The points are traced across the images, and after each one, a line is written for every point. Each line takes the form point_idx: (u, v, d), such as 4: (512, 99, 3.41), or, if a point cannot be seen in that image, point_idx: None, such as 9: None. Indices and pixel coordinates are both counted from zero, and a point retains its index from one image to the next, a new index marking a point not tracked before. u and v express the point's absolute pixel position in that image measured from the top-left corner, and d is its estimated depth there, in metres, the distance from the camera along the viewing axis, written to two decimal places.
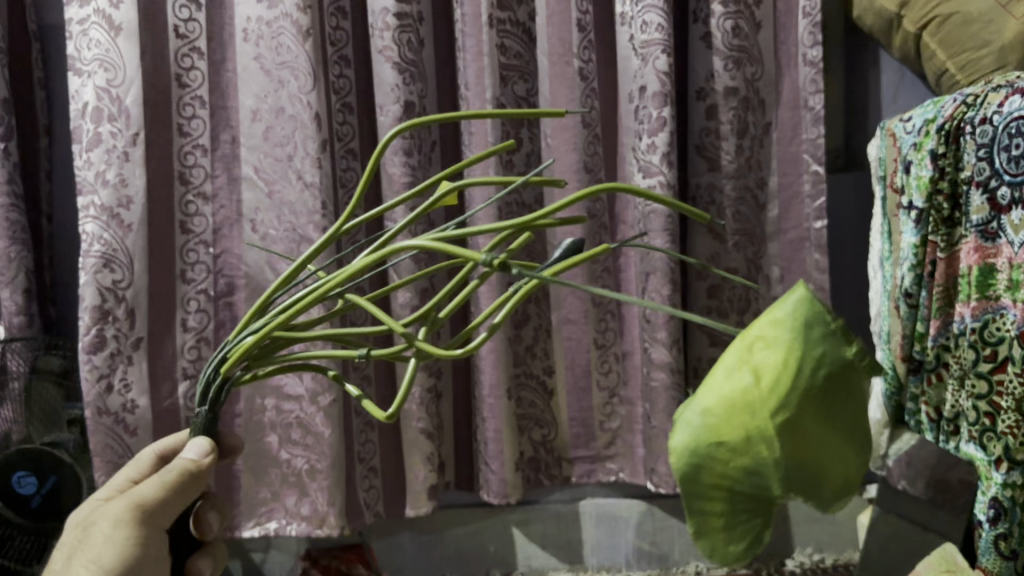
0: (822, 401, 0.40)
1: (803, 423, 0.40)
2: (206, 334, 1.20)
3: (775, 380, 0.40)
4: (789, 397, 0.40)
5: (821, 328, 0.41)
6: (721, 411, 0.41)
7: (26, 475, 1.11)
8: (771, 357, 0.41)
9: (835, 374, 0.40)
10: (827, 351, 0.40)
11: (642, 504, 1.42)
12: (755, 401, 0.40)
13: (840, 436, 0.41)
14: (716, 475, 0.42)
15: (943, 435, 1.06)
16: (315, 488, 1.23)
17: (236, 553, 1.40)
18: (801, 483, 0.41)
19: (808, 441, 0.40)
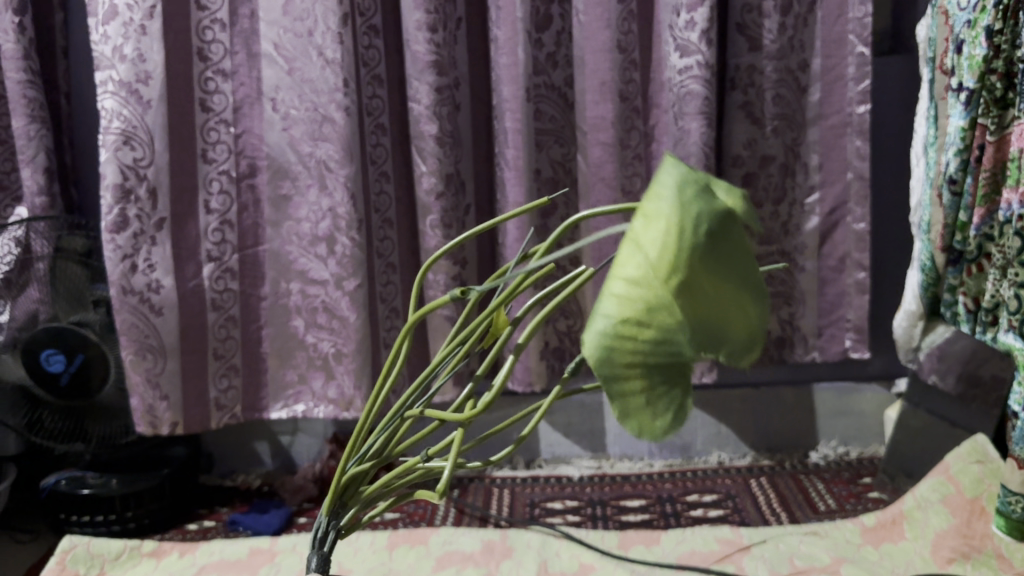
0: (713, 258, 0.34)
1: (701, 288, 0.34)
2: (229, 216, 1.19)
3: (667, 255, 0.33)
4: (686, 263, 0.34)
5: (699, 195, 0.35)
6: (623, 304, 0.33)
7: (54, 354, 1.12)
8: (656, 231, 0.34)
9: (721, 225, 0.35)
10: (703, 210, 0.34)
11: None
12: (646, 274, 0.34)
13: (735, 288, 0.35)
14: (626, 364, 0.34)
15: (981, 326, 1.05)
16: (341, 371, 1.23)
17: (264, 435, 1.43)
18: (707, 348, 0.35)
19: (707, 307, 0.35)
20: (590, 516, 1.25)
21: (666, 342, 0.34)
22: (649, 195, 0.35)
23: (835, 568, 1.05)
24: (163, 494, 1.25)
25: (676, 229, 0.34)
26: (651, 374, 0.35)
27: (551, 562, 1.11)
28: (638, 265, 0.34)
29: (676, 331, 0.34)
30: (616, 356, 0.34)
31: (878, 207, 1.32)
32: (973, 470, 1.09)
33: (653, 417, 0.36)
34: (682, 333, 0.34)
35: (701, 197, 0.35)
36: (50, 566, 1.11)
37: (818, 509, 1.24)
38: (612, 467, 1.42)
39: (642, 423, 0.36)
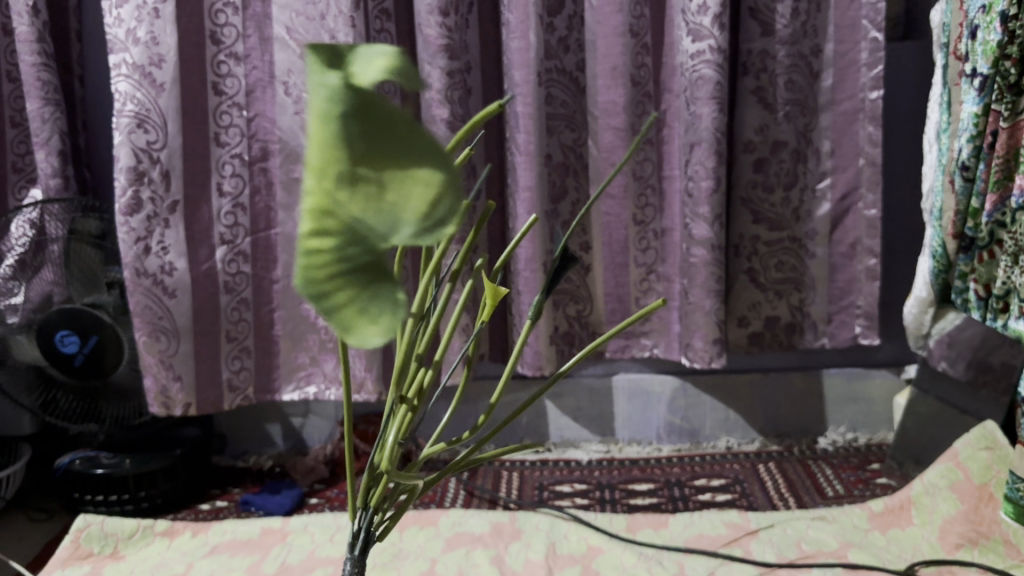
0: (371, 143, 0.33)
1: (370, 180, 0.34)
2: (241, 200, 1.20)
3: (320, 157, 0.34)
4: (341, 154, 0.33)
5: (332, 94, 0.34)
6: (312, 218, 0.34)
7: (68, 335, 1.13)
8: (310, 150, 0.34)
9: (368, 114, 0.34)
10: (330, 104, 0.34)
11: (676, 380, 1.43)
12: (323, 178, 0.34)
13: (404, 159, 0.34)
14: (328, 274, 0.35)
15: (992, 312, 1.04)
16: (353, 354, 1.24)
17: (276, 416, 1.45)
18: (370, 233, 0.34)
19: (386, 196, 0.34)
20: (598, 499, 1.26)
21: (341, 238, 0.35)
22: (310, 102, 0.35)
23: (842, 553, 1.06)
24: (175, 475, 1.26)
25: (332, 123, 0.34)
26: (343, 276, 0.35)
27: (559, 544, 1.12)
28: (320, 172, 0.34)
29: (355, 228, 0.34)
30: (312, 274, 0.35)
31: (890, 193, 1.32)
32: (982, 456, 1.09)
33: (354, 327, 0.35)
34: (357, 228, 0.34)
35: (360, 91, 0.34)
36: (65, 545, 1.12)
37: (826, 495, 1.24)
38: (621, 451, 1.43)
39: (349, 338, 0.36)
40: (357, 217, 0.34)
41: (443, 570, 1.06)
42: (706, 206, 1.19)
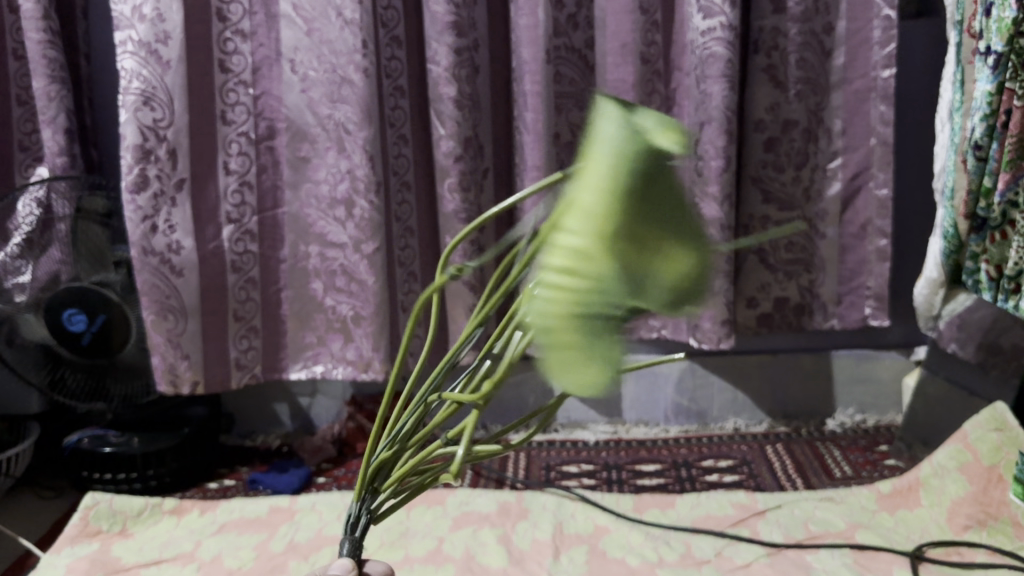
0: (656, 210, 0.35)
1: (645, 236, 0.35)
2: (248, 178, 1.19)
3: (598, 210, 0.34)
4: (621, 196, 0.34)
5: (645, 152, 0.36)
6: (562, 272, 0.35)
7: (76, 314, 1.12)
8: (588, 198, 0.35)
9: (656, 187, 0.35)
10: (639, 161, 0.36)
11: (683, 361, 1.42)
12: (587, 243, 0.34)
13: (671, 233, 0.35)
14: (569, 338, 0.36)
15: (1003, 293, 1.03)
16: (360, 334, 1.24)
17: (284, 396, 1.45)
18: (605, 292, 0.35)
19: (638, 260, 0.35)
20: (605, 479, 1.26)
21: (601, 273, 0.34)
22: (591, 153, 0.36)
23: (850, 533, 1.06)
24: (184, 454, 1.27)
25: (611, 170, 0.35)
26: (583, 335, 0.36)
27: (566, 523, 1.12)
28: (578, 205, 0.35)
29: (605, 273, 0.34)
30: (550, 307, 0.36)
31: (900, 173, 1.31)
32: (991, 438, 1.08)
33: (587, 359, 0.36)
34: (599, 274, 0.34)
35: (653, 135, 0.38)
36: (74, 522, 1.12)
37: (834, 476, 1.24)
38: (628, 432, 1.42)
39: (582, 381, 0.37)
40: (616, 277, 0.35)
41: (450, 549, 1.06)
42: (716, 185, 1.18)
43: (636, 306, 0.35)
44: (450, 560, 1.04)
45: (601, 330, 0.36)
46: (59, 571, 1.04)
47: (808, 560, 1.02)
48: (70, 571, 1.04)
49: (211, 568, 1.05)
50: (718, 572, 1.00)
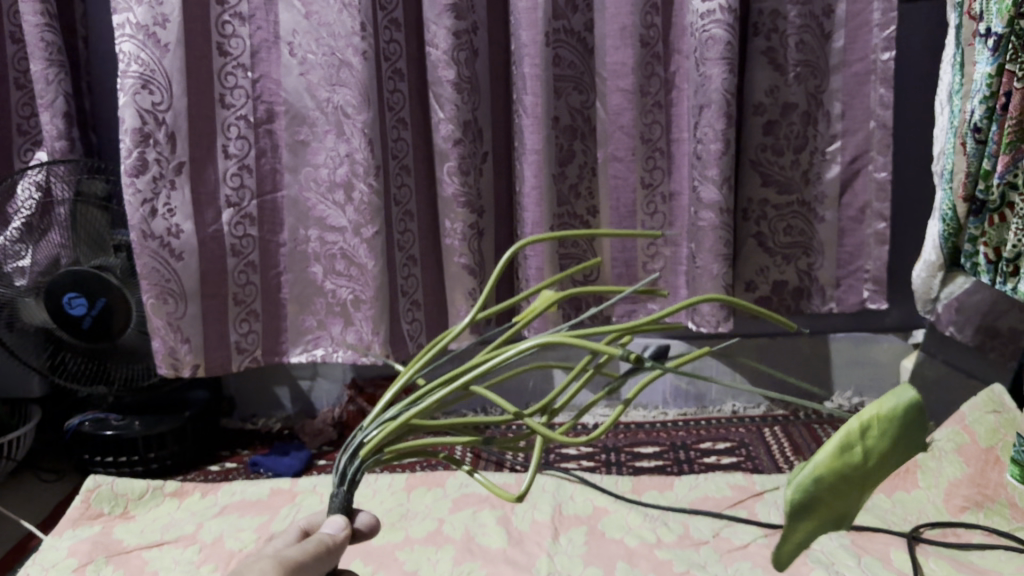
0: (894, 467, 0.42)
1: (881, 474, 0.41)
2: (247, 162, 1.19)
3: (875, 458, 0.40)
4: (889, 448, 0.40)
5: (918, 427, 0.40)
6: (832, 480, 0.39)
7: (76, 297, 1.13)
8: (877, 443, 0.40)
9: (915, 440, 0.41)
10: (900, 423, 0.40)
11: (683, 344, 1.43)
12: (855, 475, 0.40)
13: (895, 463, 0.42)
14: (803, 528, 0.41)
15: (1001, 276, 1.03)
16: (360, 317, 1.24)
17: (285, 379, 1.45)
18: (837, 509, 0.41)
19: (868, 493, 0.42)
20: (604, 462, 1.27)
21: (845, 498, 0.41)
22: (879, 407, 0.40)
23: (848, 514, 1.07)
24: (184, 437, 1.27)
25: (895, 436, 0.40)
26: (809, 531, 0.41)
27: (564, 505, 1.13)
28: (856, 445, 0.40)
29: (847, 502, 0.41)
30: (810, 508, 0.40)
31: (900, 156, 1.31)
32: (988, 420, 1.08)
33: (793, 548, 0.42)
34: (843, 504, 0.41)
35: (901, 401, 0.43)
36: (75, 505, 1.13)
37: None
38: (626, 415, 1.43)
39: (783, 550, 0.42)
40: (847, 501, 0.41)
41: (450, 531, 1.07)
42: (715, 169, 1.18)
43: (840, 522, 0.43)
44: (450, 541, 1.05)
45: (819, 528, 0.42)
46: (61, 553, 1.05)
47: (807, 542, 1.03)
48: (72, 554, 1.05)
49: (213, 550, 1.06)
50: (716, 553, 1.01)
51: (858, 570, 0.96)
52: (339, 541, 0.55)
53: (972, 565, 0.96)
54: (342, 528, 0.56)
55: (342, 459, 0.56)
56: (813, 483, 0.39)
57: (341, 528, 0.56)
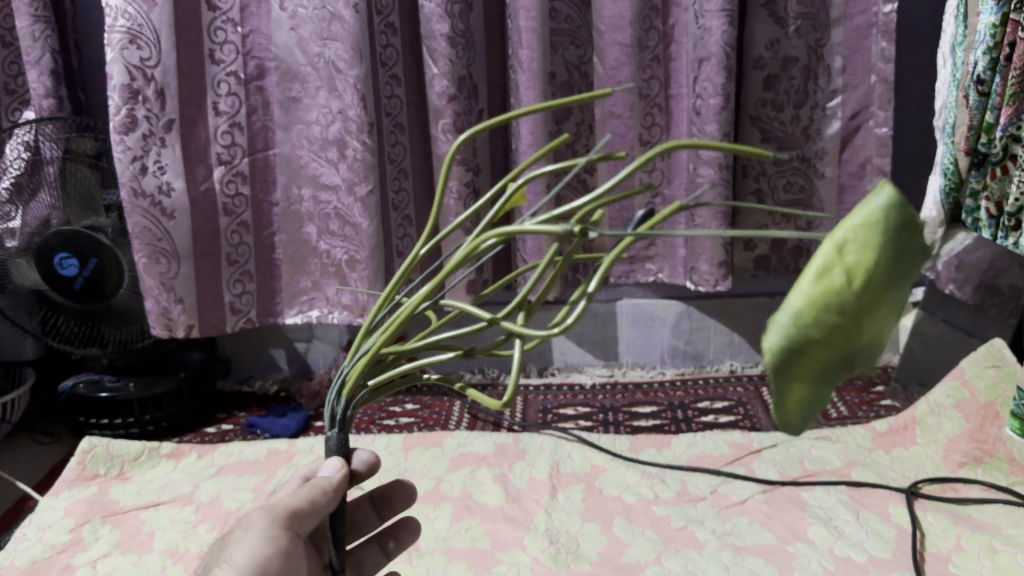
0: (901, 284, 0.34)
1: (880, 297, 0.34)
2: (238, 119, 1.17)
3: (867, 279, 0.33)
4: (879, 267, 0.33)
5: (909, 233, 0.33)
6: (817, 311, 0.33)
7: (68, 258, 1.11)
8: (865, 259, 0.33)
9: (913, 255, 0.34)
10: (885, 233, 0.33)
11: (680, 304, 1.42)
12: (845, 302, 0.33)
13: (902, 286, 0.35)
14: (801, 374, 0.34)
15: (1003, 231, 1.02)
16: (355, 278, 1.23)
17: (281, 341, 1.44)
18: (845, 348, 0.34)
19: (879, 324, 0.35)
20: (602, 421, 1.27)
21: (846, 335, 0.34)
22: (856, 214, 0.34)
23: (846, 471, 1.07)
24: (181, 399, 1.27)
25: (881, 246, 0.33)
26: (812, 376, 0.35)
27: (563, 463, 1.13)
28: (833, 267, 0.33)
29: (849, 339, 0.34)
30: (797, 354, 0.33)
31: (900, 111, 1.29)
32: (988, 375, 1.08)
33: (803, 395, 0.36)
34: (846, 342, 0.34)
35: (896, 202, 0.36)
36: (71, 466, 1.13)
37: (830, 416, 1.25)
38: (624, 375, 1.43)
39: (788, 405, 0.36)
40: (851, 338, 0.34)
41: (448, 489, 1.07)
42: (715, 124, 1.16)
43: (853, 364, 0.35)
44: (448, 499, 1.05)
45: (828, 374, 0.35)
46: (58, 513, 1.05)
47: (804, 497, 1.02)
48: (68, 514, 1.05)
49: (210, 510, 1.06)
50: (713, 509, 1.02)
51: (856, 525, 0.96)
52: (332, 486, 0.53)
53: (971, 520, 0.96)
54: (338, 468, 0.54)
55: (331, 401, 0.52)
56: (793, 317, 0.33)
57: (338, 468, 0.54)
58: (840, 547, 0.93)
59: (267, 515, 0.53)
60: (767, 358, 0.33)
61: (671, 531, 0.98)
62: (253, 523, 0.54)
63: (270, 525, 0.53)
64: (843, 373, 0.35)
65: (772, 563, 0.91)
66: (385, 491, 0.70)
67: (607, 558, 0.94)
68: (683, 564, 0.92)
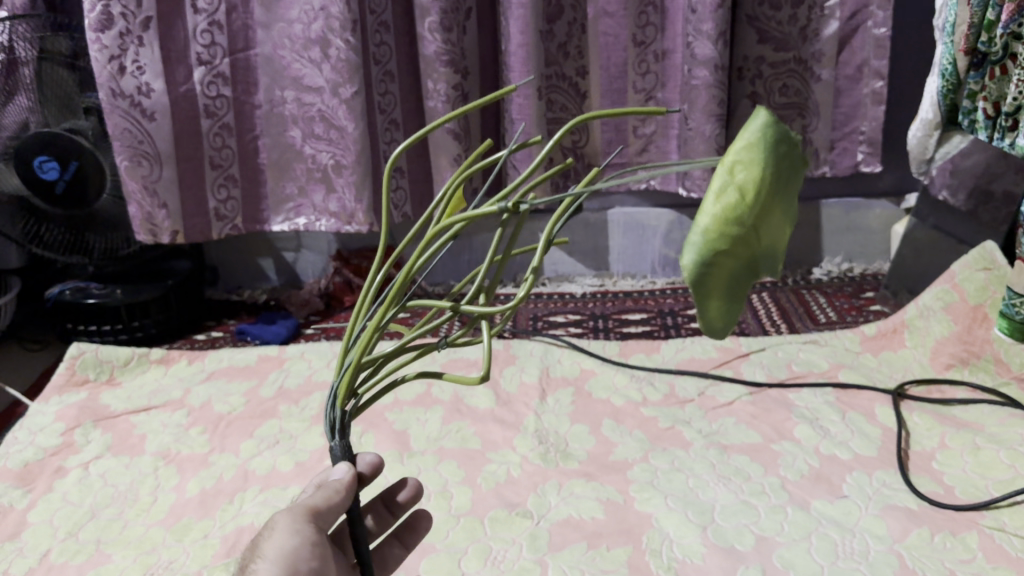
0: (786, 197, 0.36)
1: (776, 207, 0.36)
2: (217, 18, 1.13)
3: (758, 193, 0.34)
4: (764, 182, 0.35)
5: (786, 148, 0.35)
6: (720, 227, 0.34)
7: (48, 161, 1.08)
8: (752, 176, 0.34)
9: (793, 166, 0.36)
10: (764, 154, 0.35)
11: (671, 214, 1.41)
12: (745, 217, 0.34)
13: (789, 195, 0.36)
14: (718, 284, 0.35)
15: (1000, 132, 1.00)
16: (342, 184, 1.22)
17: (269, 251, 1.43)
18: (753, 255, 0.36)
19: (778, 230, 0.37)
20: (592, 328, 1.27)
21: (750, 248, 0.35)
22: (736, 135, 0.36)
23: (833, 373, 1.08)
24: (169, 305, 1.26)
25: (765, 163, 0.35)
26: (728, 283, 0.36)
27: (553, 367, 1.13)
28: (729, 187, 0.34)
29: (753, 248, 0.35)
30: (712, 270, 0.35)
31: (900, 10, 1.26)
32: (978, 277, 1.08)
33: (727, 308, 0.36)
34: (753, 250, 0.35)
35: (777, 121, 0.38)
36: (60, 371, 1.12)
37: (818, 321, 1.25)
38: (615, 284, 1.43)
39: (712, 318, 0.37)
40: (758, 245, 0.36)
41: (438, 392, 1.08)
42: (710, 23, 1.13)
43: (761, 269, 0.37)
44: (438, 403, 1.06)
45: (743, 281, 0.36)
46: (49, 418, 1.05)
47: (790, 398, 1.03)
48: (59, 418, 1.05)
49: (202, 413, 1.07)
50: (700, 410, 1.03)
51: (842, 424, 0.97)
52: (346, 485, 0.49)
53: (955, 419, 0.97)
54: (347, 469, 0.49)
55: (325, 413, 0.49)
56: (701, 237, 0.34)
57: (347, 468, 0.49)
58: (825, 445, 0.94)
59: (290, 513, 0.48)
60: (684, 274, 0.35)
61: (657, 432, 0.99)
62: (276, 523, 0.48)
63: (295, 520, 0.48)
64: (755, 278, 0.37)
65: (757, 461, 0.92)
66: (392, 487, 0.61)
67: (595, 457, 0.95)
68: (669, 462, 0.93)
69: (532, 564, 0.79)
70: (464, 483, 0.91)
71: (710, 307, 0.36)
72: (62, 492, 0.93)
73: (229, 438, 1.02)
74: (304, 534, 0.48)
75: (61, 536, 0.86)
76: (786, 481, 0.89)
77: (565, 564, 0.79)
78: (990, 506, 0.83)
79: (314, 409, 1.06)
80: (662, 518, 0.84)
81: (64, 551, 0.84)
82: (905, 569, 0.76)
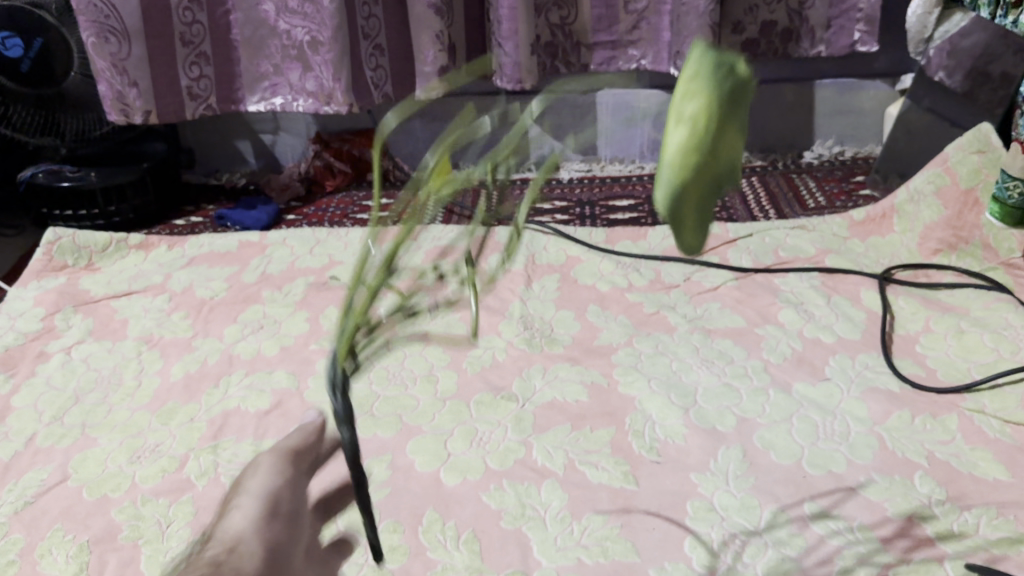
0: (742, 115, 0.35)
1: (735, 131, 0.35)
2: None
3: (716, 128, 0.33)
4: (717, 119, 0.33)
5: (732, 71, 0.33)
6: (683, 168, 0.33)
7: (11, 38, 1.03)
8: (704, 109, 0.33)
9: (745, 86, 0.34)
10: (715, 88, 0.33)
11: (662, 95, 1.37)
12: (707, 152, 0.33)
13: (745, 113, 0.35)
14: (692, 214, 0.35)
15: (1003, 9, 1.03)
16: (318, 62, 1.17)
17: (245, 133, 1.39)
18: (721, 178, 0.35)
19: (738, 147, 0.35)
20: (579, 216, 1.25)
21: (716, 170, 0.34)
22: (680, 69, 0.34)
23: (820, 258, 1.07)
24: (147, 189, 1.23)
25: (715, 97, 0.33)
26: (703, 206, 0.35)
27: (539, 254, 1.12)
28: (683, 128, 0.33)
29: (719, 176, 0.35)
30: (684, 204, 0.34)
31: None
32: (972, 160, 1.05)
33: (703, 226, 0.36)
34: (718, 178, 0.35)
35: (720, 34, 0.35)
36: (37, 256, 1.10)
37: (807, 206, 1.24)
38: (602, 170, 1.40)
39: (691, 237, 0.37)
40: (722, 172, 0.35)
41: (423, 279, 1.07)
42: None
43: (731, 184, 0.36)
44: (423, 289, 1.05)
45: (715, 201, 0.36)
46: (28, 303, 1.03)
47: (776, 284, 1.03)
48: (38, 303, 1.03)
49: (184, 298, 1.06)
50: (686, 295, 1.02)
51: (827, 308, 0.97)
52: (318, 427, 0.51)
53: (940, 303, 0.97)
54: (317, 416, 0.52)
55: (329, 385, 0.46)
56: (668, 179, 0.34)
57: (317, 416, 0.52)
58: (809, 329, 0.94)
59: (271, 456, 0.49)
60: (658, 210, 0.35)
61: (642, 317, 0.99)
62: (259, 464, 0.48)
63: (277, 460, 0.48)
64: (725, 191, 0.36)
65: (741, 345, 0.93)
66: None
67: (580, 342, 0.95)
68: (652, 346, 0.93)
69: (518, 446, 0.80)
70: (449, 368, 0.91)
71: (690, 229, 0.36)
72: (45, 377, 0.93)
73: (212, 322, 1.01)
74: (286, 474, 0.48)
75: (46, 420, 0.86)
76: (769, 365, 0.89)
77: (549, 446, 0.79)
78: (972, 390, 0.84)
79: (297, 295, 1.05)
80: (645, 400, 0.85)
81: (50, 435, 0.84)
82: (884, 450, 0.77)
